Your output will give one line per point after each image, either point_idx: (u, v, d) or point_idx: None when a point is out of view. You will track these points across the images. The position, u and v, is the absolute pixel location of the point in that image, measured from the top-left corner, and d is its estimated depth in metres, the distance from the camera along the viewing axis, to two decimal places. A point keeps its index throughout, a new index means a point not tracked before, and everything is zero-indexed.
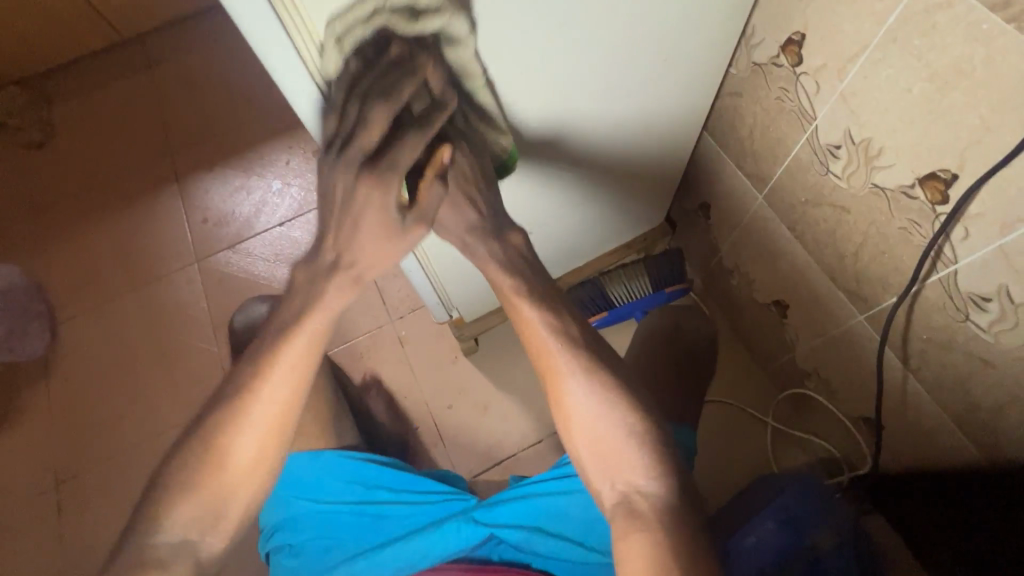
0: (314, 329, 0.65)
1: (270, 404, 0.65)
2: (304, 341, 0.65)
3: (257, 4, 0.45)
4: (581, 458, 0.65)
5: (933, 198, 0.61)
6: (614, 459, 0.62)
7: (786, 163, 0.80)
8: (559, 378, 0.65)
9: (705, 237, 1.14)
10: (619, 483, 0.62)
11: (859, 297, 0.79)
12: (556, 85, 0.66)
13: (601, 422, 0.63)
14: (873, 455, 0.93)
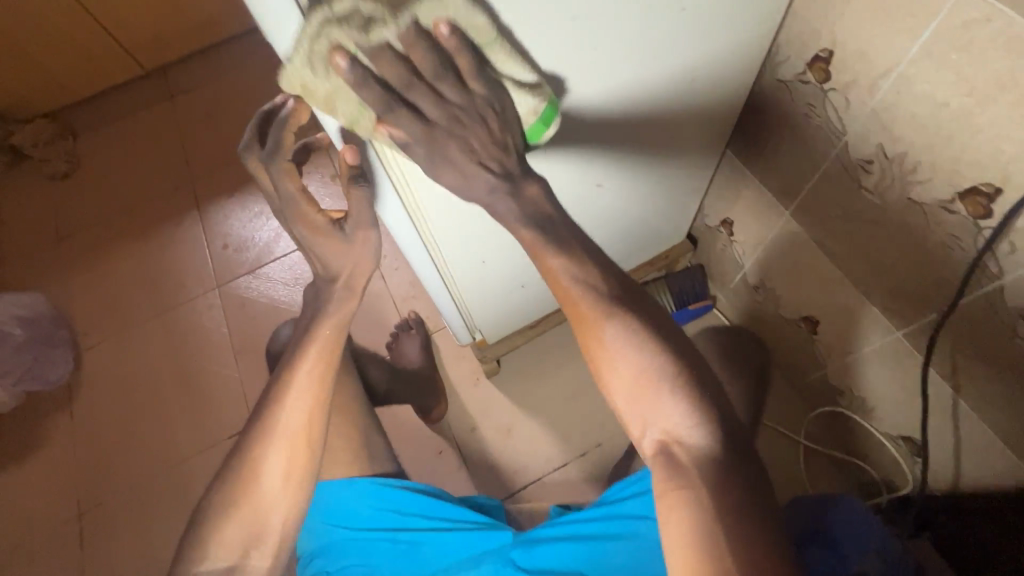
0: (328, 336, 0.75)
1: (296, 407, 0.73)
2: (321, 348, 0.75)
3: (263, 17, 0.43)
4: (619, 405, 0.61)
5: (976, 213, 0.59)
6: (652, 407, 0.58)
7: (815, 179, 0.80)
8: (590, 324, 0.59)
9: (729, 253, 1.11)
10: (658, 430, 0.58)
11: (897, 312, 0.77)
12: (584, 109, 0.65)
13: (639, 368, 0.58)
14: (916, 475, 0.89)
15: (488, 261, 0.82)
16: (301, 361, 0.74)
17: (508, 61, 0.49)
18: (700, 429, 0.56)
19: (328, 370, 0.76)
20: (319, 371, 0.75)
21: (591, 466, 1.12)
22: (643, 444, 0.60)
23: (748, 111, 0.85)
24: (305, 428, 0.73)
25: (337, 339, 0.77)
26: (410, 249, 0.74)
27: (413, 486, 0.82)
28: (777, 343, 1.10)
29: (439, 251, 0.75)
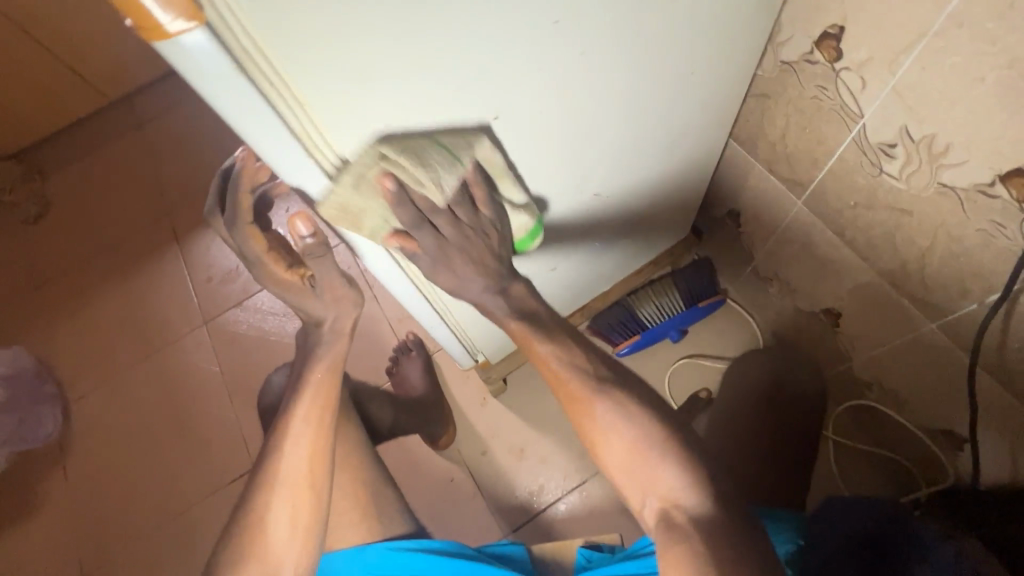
0: (321, 379, 0.78)
1: (297, 452, 0.74)
2: (317, 393, 0.77)
3: (218, 62, 0.35)
4: (617, 482, 0.61)
5: (1021, 196, 0.53)
6: (645, 477, 0.58)
7: (829, 165, 0.73)
8: (581, 404, 0.61)
9: (736, 246, 1.06)
10: (653, 499, 0.58)
11: (929, 304, 0.71)
12: (575, 121, 0.58)
13: (631, 441, 0.59)
14: (958, 466, 0.84)
15: None
16: (297, 409, 0.76)
17: (508, 185, 0.56)
18: (694, 494, 0.56)
19: (326, 407, 0.77)
20: (315, 414, 0.77)
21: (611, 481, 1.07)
22: (644, 518, 0.59)
23: (751, 97, 0.79)
24: (310, 471, 0.74)
25: (332, 380, 0.79)
26: (396, 283, 0.67)
27: (434, 546, 0.77)
28: (796, 336, 1.05)
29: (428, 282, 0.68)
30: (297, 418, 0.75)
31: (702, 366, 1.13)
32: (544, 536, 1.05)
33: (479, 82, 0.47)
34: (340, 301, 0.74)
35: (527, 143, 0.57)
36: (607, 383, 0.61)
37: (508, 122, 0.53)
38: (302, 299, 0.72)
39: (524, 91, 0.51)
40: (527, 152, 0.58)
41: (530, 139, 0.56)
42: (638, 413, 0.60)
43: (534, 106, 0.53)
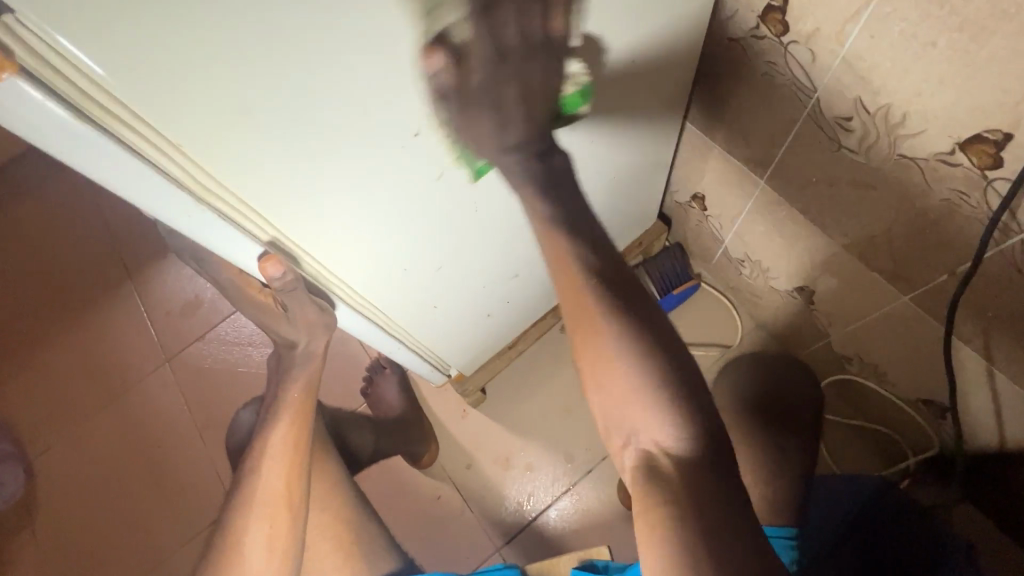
0: (298, 398, 0.72)
1: (274, 473, 0.69)
2: (293, 412, 0.72)
3: (68, 119, 0.32)
4: (601, 417, 0.54)
5: (982, 163, 0.51)
6: (640, 423, 0.51)
7: (788, 142, 0.70)
8: (587, 323, 0.51)
9: (705, 230, 1.03)
10: (643, 447, 0.53)
11: (901, 276, 0.69)
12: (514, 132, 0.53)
13: (632, 374, 0.50)
14: (941, 435, 0.83)
15: (441, 304, 0.70)
16: (274, 427, 0.71)
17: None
18: (687, 441, 0.50)
19: (302, 427, 0.73)
20: (293, 435, 0.71)
21: (601, 482, 1.04)
22: (626, 467, 0.54)
23: (702, 77, 0.75)
24: (283, 493, 0.69)
25: (308, 400, 0.74)
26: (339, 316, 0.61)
27: None
28: (774, 315, 1.02)
29: (374, 310, 0.63)
30: (274, 438, 0.70)
31: (684, 355, 1.11)
32: (539, 543, 1.03)
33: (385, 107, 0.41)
34: (299, 338, 0.65)
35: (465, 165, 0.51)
36: (616, 305, 0.51)
37: (431, 144, 0.47)
38: (276, 323, 0.64)
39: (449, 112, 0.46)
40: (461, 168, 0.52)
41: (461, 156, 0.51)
42: (650, 350, 0.50)
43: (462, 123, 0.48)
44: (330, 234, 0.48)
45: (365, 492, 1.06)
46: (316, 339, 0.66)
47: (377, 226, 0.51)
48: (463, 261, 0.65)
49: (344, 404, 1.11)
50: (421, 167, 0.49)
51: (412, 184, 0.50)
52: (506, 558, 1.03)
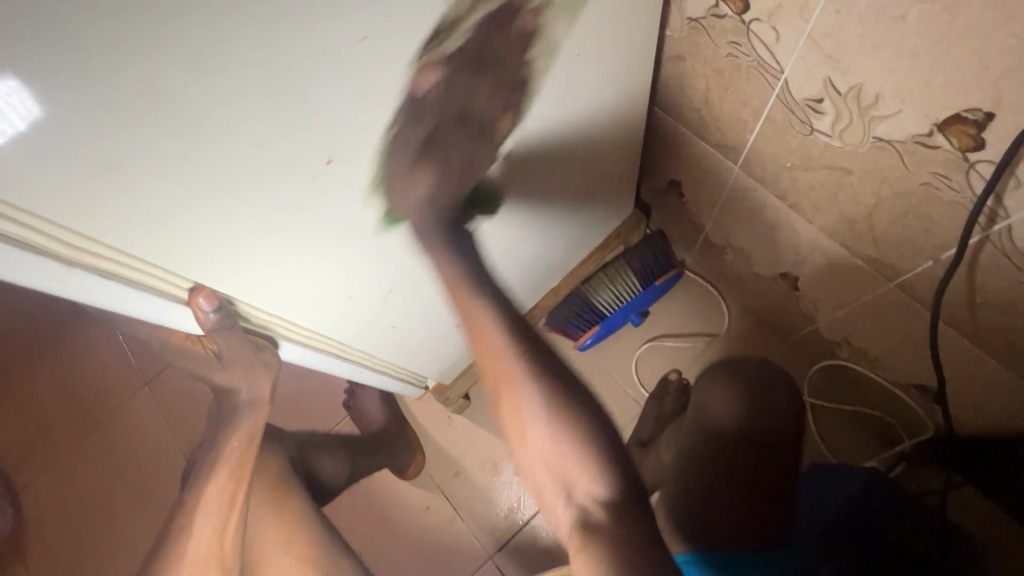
0: (235, 450, 0.71)
1: (205, 527, 0.70)
2: (231, 466, 0.72)
3: None
4: (533, 475, 0.58)
5: (963, 145, 0.47)
6: (563, 470, 0.56)
7: (759, 127, 0.65)
8: (507, 384, 0.57)
9: (685, 217, 0.98)
10: (573, 497, 0.56)
11: (884, 262, 0.65)
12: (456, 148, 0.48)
13: (556, 427, 0.55)
14: (935, 418, 0.80)
15: (400, 323, 0.67)
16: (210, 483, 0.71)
17: None
18: (607, 484, 0.55)
19: (241, 479, 0.72)
20: (230, 487, 0.71)
21: None
22: (561, 521, 0.57)
23: (664, 61, 0.69)
24: (211, 552, 0.70)
25: (250, 449, 0.73)
26: (287, 350, 0.58)
27: None
28: (760, 302, 0.98)
29: (323, 339, 0.59)
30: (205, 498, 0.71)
31: (668, 348, 1.06)
32: (531, 549, 1.00)
33: (278, 144, 0.36)
34: (243, 379, 0.62)
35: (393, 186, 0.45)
36: (530, 358, 0.57)
37: (346, 172, 0.41)
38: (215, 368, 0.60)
39: (366, 141, 0.40)
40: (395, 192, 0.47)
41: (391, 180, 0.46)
42: (569, 396, 0.56)
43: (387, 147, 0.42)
44: (251, 278, 0.44)
45: (352, 508, 1.04)
46: (257, 377, 0.62)
47: (306, 262, 0.47)
48: (418, 281, 0.61)
49: (324, 420, 1.08)
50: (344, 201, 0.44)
51: (341, 216, 0.45)
52: (499, 565, 1.00)
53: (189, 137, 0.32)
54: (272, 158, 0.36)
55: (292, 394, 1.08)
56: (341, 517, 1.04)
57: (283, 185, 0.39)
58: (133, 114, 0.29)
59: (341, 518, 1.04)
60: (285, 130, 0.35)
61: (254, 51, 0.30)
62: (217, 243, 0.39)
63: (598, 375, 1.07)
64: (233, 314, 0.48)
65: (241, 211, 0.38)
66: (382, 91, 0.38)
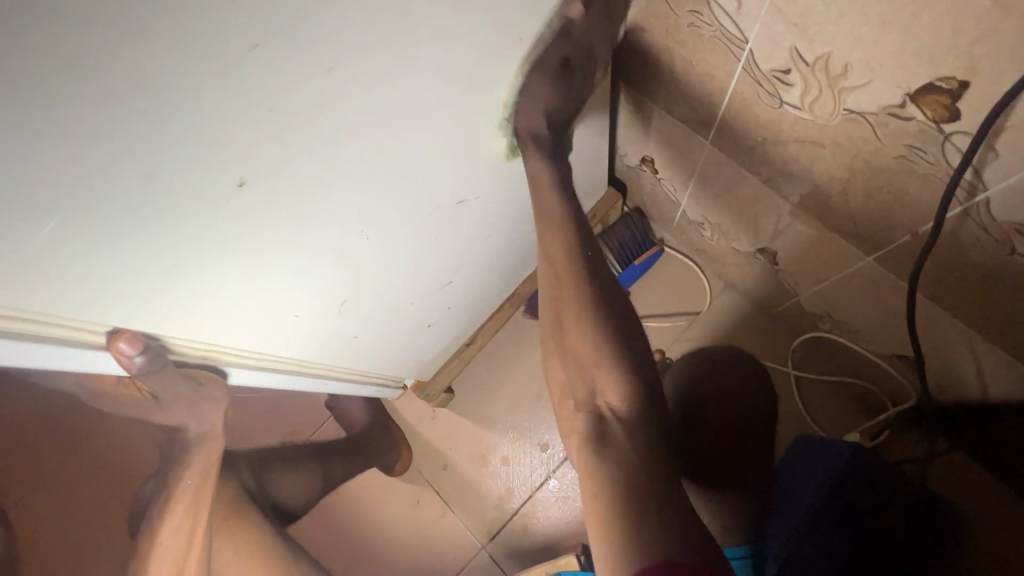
0: (189, 489, 0.70)
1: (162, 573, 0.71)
2: (189, 500, 0.71)
3: None
4: (557, 372, 0.58)
5: (937, 116, 0.43)
6: (590, 376, 0.55)
7: (727, 101, 0.61)
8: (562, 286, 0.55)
9: (661, 193, 0.94)
10: (594, 400, 0.55)
11: (861, 237, 0.63)
12: (389, 159, 0.44)
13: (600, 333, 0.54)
14: (916, 389, 0.79)
15: (362, 332, 0.64)
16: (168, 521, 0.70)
17: None
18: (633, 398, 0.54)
19: (196, 514, 0.71)
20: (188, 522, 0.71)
21: None
22: (575, 427, 0.56)
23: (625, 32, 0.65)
24: None
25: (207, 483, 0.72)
26: (237, 375, 0.57)
27: None
28: (742, 277, 0.96)
29: (276, 355, 0.57)
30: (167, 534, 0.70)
31: (651, 329, 1.03)
32: (522, 535, 1.00)
33: (174, 180, 0.33)
34: (183, 413, 0.59)
35: (322, 197, 0.42)
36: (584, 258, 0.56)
37: (264, 196, 0.38)
38: (155, 409, 0.57)
39: (286, 152, 0.37)
40: (327, 210, 0.44)
41: (320, 199, 0.42)
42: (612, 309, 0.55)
43: (308, 166, 0.39)
44: (166, 308, 0.42)
45: (341, 507, 1.03)
46: (204, 407, 0.60)
47: (234, 289, 0.44)
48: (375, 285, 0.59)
49: (308, 421, 1.06)
50: (277, 219, 0.41)
51: (266, 241, 0.42)
52: (492, 555, 1.00)
53: (52, 183, 0.29)
54: (194, 187, 0.34)
55: (269, 399, 1.05)
56: (330, 518, 1.03)
57: (198, 218, 0.36)
58: (29, 165, 0.27)
59: (331, 518, 1.03)
60: (178, 165, 0.32)
61: (149, 87, 0.28)
62: (111, 277, 0.37)
63: None
64: (162, 354, 0.47)
65: (131, 250, 0.35)
66: (291, 106, 0.34)
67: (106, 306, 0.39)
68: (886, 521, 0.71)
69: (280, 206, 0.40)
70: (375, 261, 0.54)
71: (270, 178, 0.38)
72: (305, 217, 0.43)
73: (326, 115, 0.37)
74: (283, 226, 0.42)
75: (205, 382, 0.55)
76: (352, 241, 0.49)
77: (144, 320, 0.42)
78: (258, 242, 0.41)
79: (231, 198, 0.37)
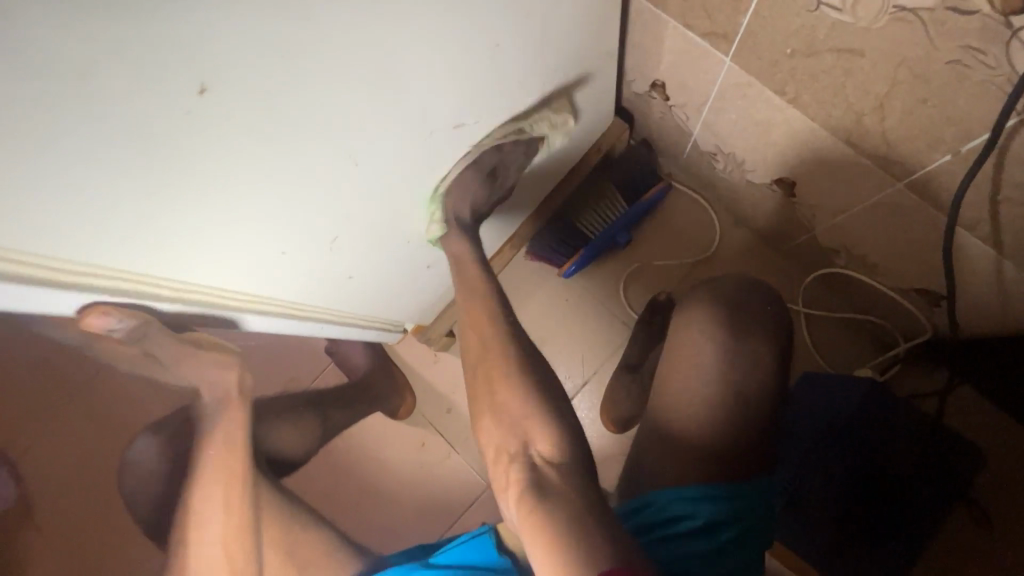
0: (217, 451, 0.63)
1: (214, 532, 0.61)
2: (218, 460, 0.63)
3: None
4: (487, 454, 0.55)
5: (1008, 7, 0.38)
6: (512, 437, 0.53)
7: (754, 7, 0.55)
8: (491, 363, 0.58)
9: (670, 122, 0.88)
10: (523, 454, 0.52)
11: (892, 161, 0.58)
12: (369, 70, 0.39)
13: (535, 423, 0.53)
14: (931, 321, 0.77)
15: (358, 273, 0.61)
16: (198, 489, 0.62)
17: None
18: (563, 441, 0.51)
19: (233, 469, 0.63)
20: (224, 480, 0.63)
21: (584, 409, 0.99)
22: (507, 482, 0.51)
23: None
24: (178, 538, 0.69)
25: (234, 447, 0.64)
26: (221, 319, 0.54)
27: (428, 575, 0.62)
28: (754, 212, 0.92)
29: (265, 299, 0.54)
30: (201, 503, 0.61)
31: (657, 270, 1.00)
32: None
33: (121, 80, 0.28)
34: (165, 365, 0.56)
35: (302, 111, 0.37)
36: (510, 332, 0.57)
37: (229, 108, 0.34)
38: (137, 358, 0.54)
39: (252, 53, 0.32)
40: (305, 131, 0.39)
41: (296, 116, 0.37)
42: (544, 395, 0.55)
43: (277, 71, 0.34)
44: (130, 246, 0.38)
45: (347, 451, 1.04)
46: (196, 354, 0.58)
47: (204, 222, 0.40)
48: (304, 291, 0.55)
49: (309, 368, 1.04)
50: (250, 139, 0.36)
51: (234, 165, 0.37)
52: None
53: None
54: (147, 91, 0.29)
55: (264, 349, 1.03)
56: (338, 461, 1.03)
57: (157, 131, 0.32)
58: None
59: (337, 462, 1.03)
60: (121, 62, 0.28)
61: None
62: (61, 208, 0.32)
63: (586, 304, 1.01)
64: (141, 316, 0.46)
65: (72, 171, 0.31)
66: None
67: (53, 243, 0.34)
68: (903, 455, 0.71)
69: (248, 122, 0.35)
70: (367, 197, 0.50)
71: (234, 85, 0.33)
72: (280, 138, 0.38)
73: (291, 5, 0.32)
74: (255, 150, 0.37)
75: (211, 349, 0.58)
76: (337, 175, 0.45)
77: (102, 259, 0.38)
78: (228, 167, 0.37)
79: (187, 107, 0.32)
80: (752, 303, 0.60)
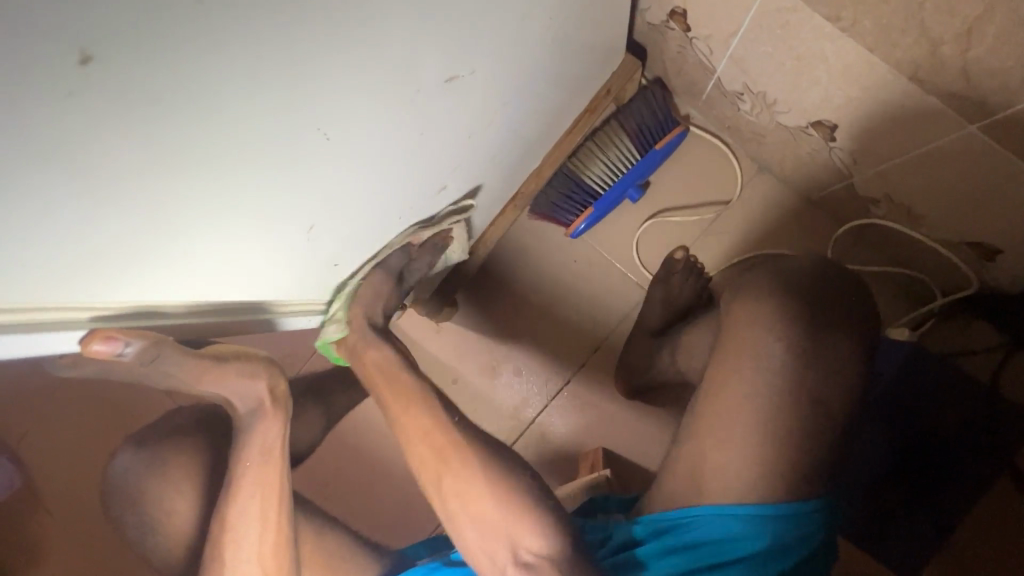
0: (252, 467, 0.54)
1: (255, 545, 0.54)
2: (256, 475, 0.55)
3: None
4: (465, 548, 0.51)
5: None
6: (496, 530, 0.50)
7: None
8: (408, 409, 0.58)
9: (688, 58, 0.77)
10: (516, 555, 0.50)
11: (968, 100, 0.49)
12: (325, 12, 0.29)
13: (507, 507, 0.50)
14: (977, 274, 0.71)
15: (344, 259, 0.53)
16: (236, 501, 0.54)
17: None
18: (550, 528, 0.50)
19: (274, 477, 0.55)
20: (261, 489, 0.55)
21: (596, 375, 0.94)
22: None
23: None
24: None
25: (271, 457, 0.56)
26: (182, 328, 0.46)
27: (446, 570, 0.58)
28: (780, 158, 0.83)
29: (236, 300, 0.47)
30: (238, 522, 0.54)
31: (672, 226, 0.91)
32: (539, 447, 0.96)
33: None
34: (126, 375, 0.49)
35: (240, 85, 0.28)
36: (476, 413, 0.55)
37: (131, 87, 0.24)
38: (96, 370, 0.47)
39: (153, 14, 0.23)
40: (246, 103, 0.30)
41: (231, 87, 0.28)
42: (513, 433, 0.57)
43: (195, 23, 0.24)
44: (46, 269, 0.30)
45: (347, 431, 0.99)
46: (182, 359, 0.47)
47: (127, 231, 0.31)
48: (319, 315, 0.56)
49: (304, 342, 0.98)
50: (171, 126, 0.27)
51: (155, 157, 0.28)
52: None
53: None
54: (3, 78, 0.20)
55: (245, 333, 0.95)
56: (344, 437, 1.00)
57: (26, 129, 0.23)
58: None
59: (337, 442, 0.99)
60: None
61: None
62: None
63: (595, 265, 0.94)
64: (149, 346, 0.42)
65: None
66: None
67: None
68: None
69: (167, 98, 0.26)
70: (345, 179, 0.42)
71: (134, 50, 0.23)
72: (218, 117, 0.29)
73: None
74: (186, 137, 0.28)
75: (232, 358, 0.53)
76: (301, 161, 0.37)
77: (20, 289, 0.31)
78: (158, 160, 0.29)
79: (75, 91, 0.23)
80: (789, 273, 0.53)
